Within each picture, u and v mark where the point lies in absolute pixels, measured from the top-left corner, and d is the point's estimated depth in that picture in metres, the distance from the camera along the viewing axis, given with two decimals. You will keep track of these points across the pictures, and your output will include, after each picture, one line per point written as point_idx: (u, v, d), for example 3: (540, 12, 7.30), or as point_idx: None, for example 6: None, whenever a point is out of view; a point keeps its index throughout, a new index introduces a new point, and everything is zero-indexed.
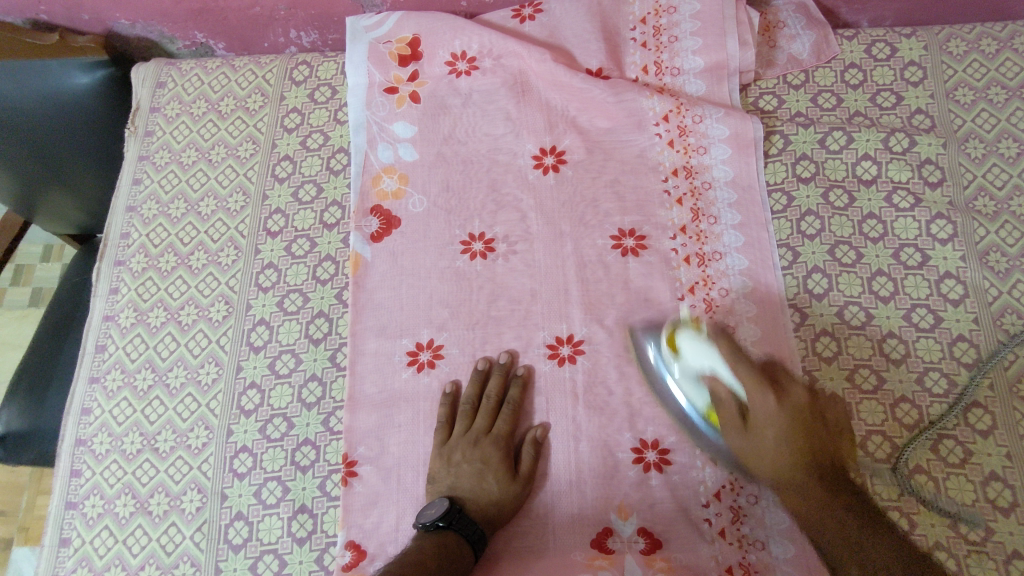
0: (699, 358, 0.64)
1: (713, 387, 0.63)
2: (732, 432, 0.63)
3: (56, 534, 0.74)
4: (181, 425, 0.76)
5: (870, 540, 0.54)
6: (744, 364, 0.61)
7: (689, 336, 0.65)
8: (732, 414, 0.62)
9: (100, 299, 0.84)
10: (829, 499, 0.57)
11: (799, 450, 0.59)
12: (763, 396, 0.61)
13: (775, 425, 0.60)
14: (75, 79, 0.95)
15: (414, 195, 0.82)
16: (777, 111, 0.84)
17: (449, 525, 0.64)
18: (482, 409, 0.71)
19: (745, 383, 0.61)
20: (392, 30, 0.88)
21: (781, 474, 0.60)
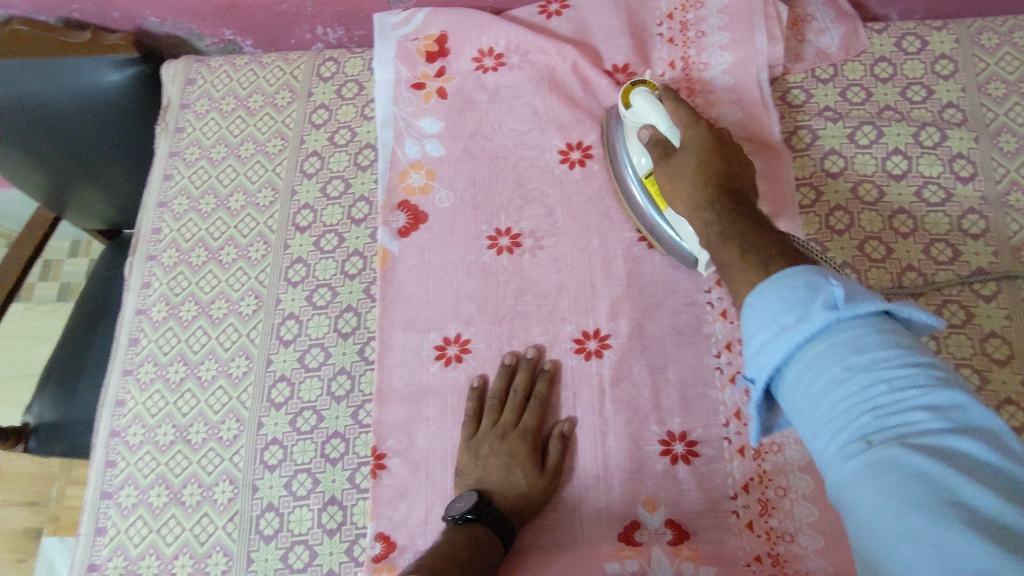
0: (644, 105, 0.70)
1: (655, 133, 0.70)
2: (662, 153, 0.69)
3: (92, 523, 0.75)
4: (212, 417, 0.77)
5: (755, 246, 0.55)
6: (682, 114, 0.69)
7: (642, 85, 0.71)
8: (666, 136, 0.69)
9: (133, 292, 0.85)
10: (731, 215, 0.59)
11: (713, 174, 0.64)
12: (692, 130, 0.68)
13: (694, 145, 0.66)
14: (105, 76, 0.96)
15: (441, 190, 0.83)
16: (806, 105, 0.83)
17: (479, 518, 0.64)
18: (510, 403, 0.72)
19: (680, 119, 0.69)
20: (419, 27, 0.88)
21: (693, 194, 0.64)
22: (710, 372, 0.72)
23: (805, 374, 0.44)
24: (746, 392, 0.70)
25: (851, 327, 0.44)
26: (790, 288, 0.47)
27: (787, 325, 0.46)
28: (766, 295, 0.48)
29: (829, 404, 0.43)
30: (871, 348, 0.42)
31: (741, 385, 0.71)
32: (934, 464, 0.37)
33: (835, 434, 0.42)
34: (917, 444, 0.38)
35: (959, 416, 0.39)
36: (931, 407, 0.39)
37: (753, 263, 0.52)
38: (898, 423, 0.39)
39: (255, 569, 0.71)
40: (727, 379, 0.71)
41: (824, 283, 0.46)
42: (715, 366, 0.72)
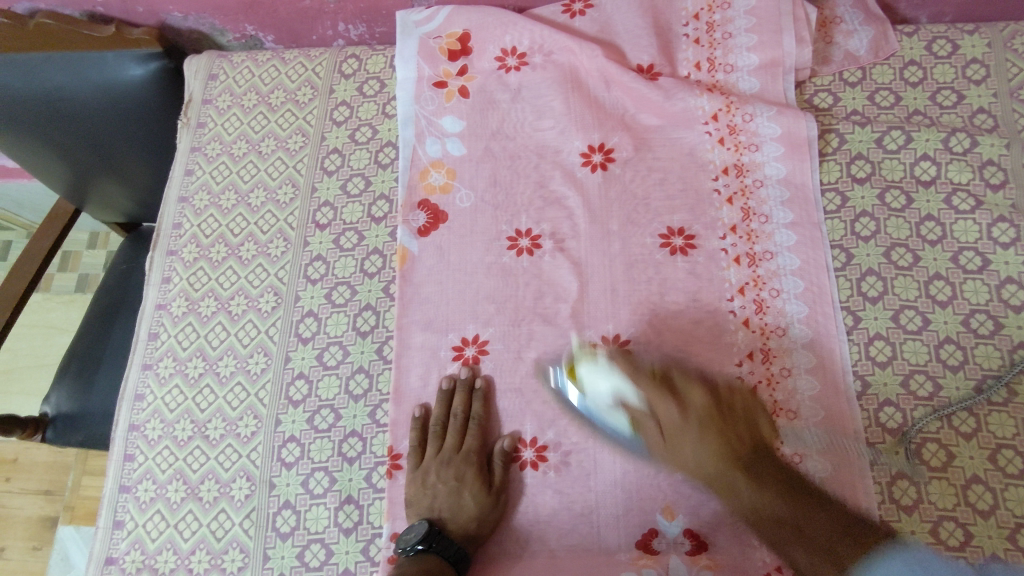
0: (604, 384, 0.67)
1: (628, 404, 0.66)
2: (659, 444, 0.65)
3: (110, 517, 0.76)
4: (230, 413, 0.78)
5: (813, 519, 0.57)
6: (643, 377, 0.66)
7: (589, 364, 0.69)
8: (651, 423, 0.65)
9: (153, 287, 0.86)
10: (758, 489, 0.59)
11: (718, 446, 0.62)
12: (668, 407, 0.64)
13: (690, 434, 0.63)
14: (130, 70, 0.97)
15: (461, 190, 0.82)
16: (832, 109, 0.82)
17: (430, 547, 0.65)
18: (451, 428, 0.72)
19: (651, 397, 0.65)
20: (442, 25, 0.87)
21: (708, 474, 0.62)
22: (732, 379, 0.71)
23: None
24: (768, 402, 0.70)
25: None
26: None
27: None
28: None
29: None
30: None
31: (763, 396, 0.70)
32: None
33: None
34: None
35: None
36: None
37: (817, 553, 0.55)
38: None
39: (271, 566, 0.71)
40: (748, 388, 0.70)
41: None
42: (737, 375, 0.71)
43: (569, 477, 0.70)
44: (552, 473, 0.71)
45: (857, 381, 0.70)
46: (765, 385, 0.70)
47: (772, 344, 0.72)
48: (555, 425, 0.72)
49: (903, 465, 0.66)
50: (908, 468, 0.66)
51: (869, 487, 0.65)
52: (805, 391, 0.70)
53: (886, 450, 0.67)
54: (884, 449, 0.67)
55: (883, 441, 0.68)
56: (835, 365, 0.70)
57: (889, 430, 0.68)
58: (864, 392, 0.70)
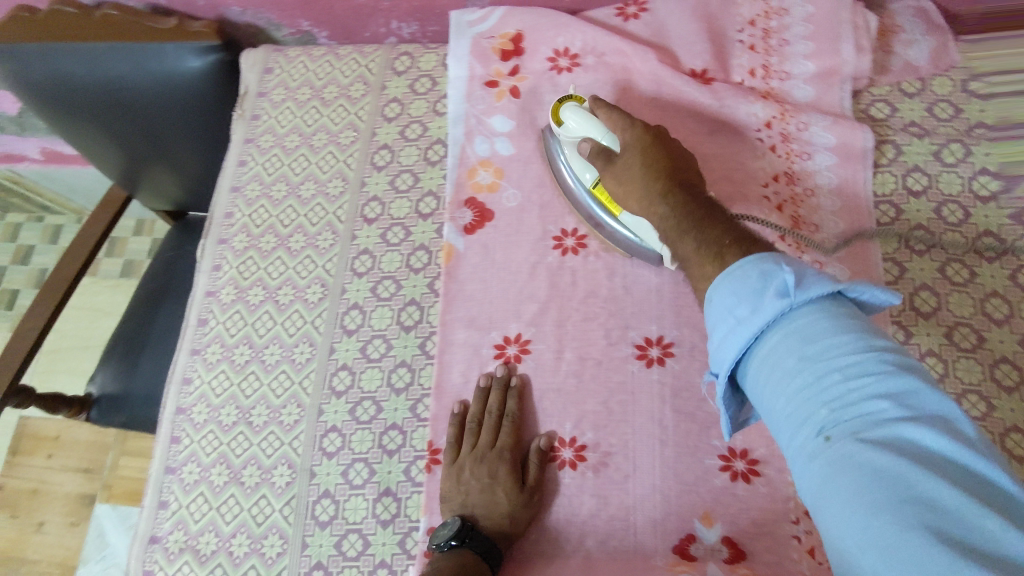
0: (577, 122, 0.74)
1: (594, 144, 0.72)
2: (608, 168, 0.70)
3: (155, 497, 0.78)
4: (274, 401, 0.79)
5: (712, 231, 0.56)
6: (614, 114, 0.72)
7: (570, 105, 0.75)
8: (609, 151, 0.70)
9: (204, 274, 0.88)
10: (680, 201, 0.61)
11: (656, 167, 0.65)
12: (628, 128, 0.70)
13: (634, 146, 0.68)
14: (188, 63, 0.98)
15: (508, 189, 0.83)
16: (889, 120, 0.80)
17: (463, 543, 0.65)
18: (486, 425, 0.72)
19: (616, 122, 0.71)
20: (496, 25, 0.88)
21: (641, 193, 0.65)
22: None
23: (782, 372, 0.44)
24: None
25: (803, 313, 0.45)
26: (742, 277, 0.48)
27: (740, 317, 0.47)
28: (722, 278, 0.49)
29: (792, 395, 0.43)
30: (825, 336, 0.43)
31: None
32: (894, 461, 0.37)
33: (799, 441, 0.42)
34: (872, 439, 0.38)
35: (915, 402, 0.39)
36: (900, 396, 0.40)
37: (710, 253, 0.53)
38: (867, 418, 0.39)
39: (309, 554, 0.72)
40: None
41: (775, 271, 0.47)
42: None
43: (607, 479, 0.70)
44: (590, 474, 0.70)
45: None
46: None
47: None
48: (595, 427, 0.72)
49: None
50: None
51: None
52: None
53: None
54: None
55: None
56: (858, 190, 0.76)
57: None
58: None
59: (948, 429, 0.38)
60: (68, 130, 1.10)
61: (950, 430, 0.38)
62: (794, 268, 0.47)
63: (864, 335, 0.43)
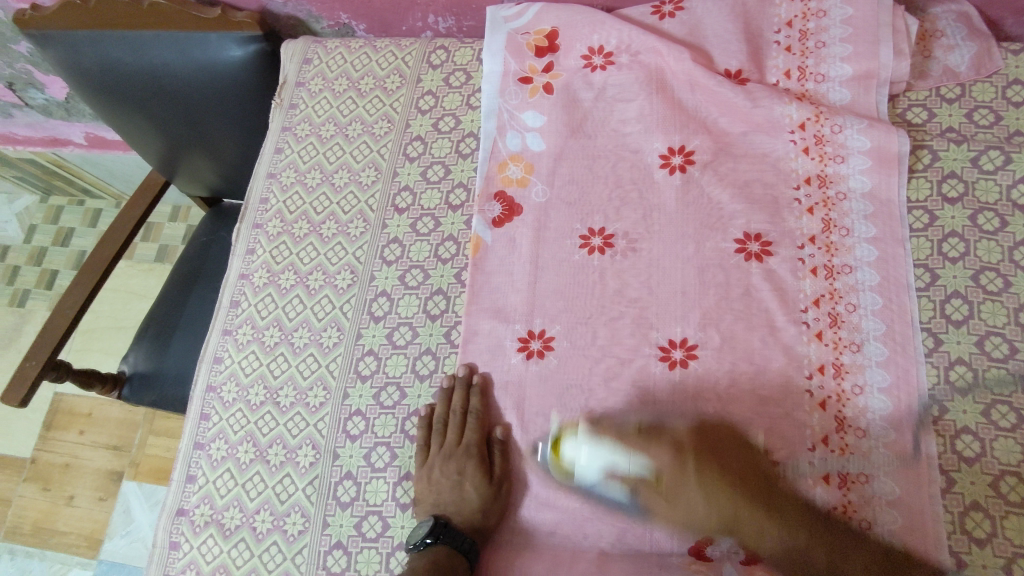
0: (587, 460, 0.68)
1: (625, 470, 0.67)
2: (665, 501, 0.66)
3: (183, 471, 0.80)
4: (301, 383, 0.81)
5: (852, 551, 0.63)
6: (629, 435, 0.69)
7: (573, 440, 0.70)
8: (647, 485, 0.66)
9: (238, 257, 0.90)
10: (780, 522, 0.64)
11: (735, 493, 0.65)
12: (663, 454, 0.67)
13: (694, 483, 0.65)
14: (231, 52, 1.01)
15: (537, 185, 0.84)
16: (926, 125, 0.79)
17: (438, 539, 0.68)
18: (452, 424, 0.74)
19: (640, 448, 0.68)
20: (531, 21, 0.89)
21: (731, 525, 0.65)
22: (801, 392, 0.70)
23: None
24: (836, 417, 0.69)
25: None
26: None
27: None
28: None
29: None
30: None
31: (832, 410, 0.69)
32: None
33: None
34: None
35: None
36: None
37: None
38: None
39: (330, 533, 0.74)
40: (817, 403, 0.70)
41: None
42: (805, 388, 0.70)
43: None
44: None
45: (934, 406, 0.68)
46: (834, 401, 0.69)
47: (845, 360, 0.70)
48: (616, 423, 0.72)
49: (978, 497, 0.65)
50: (982, 500, 0.65)
51: (937, 517, 0.64)
52: (877, 411, 0.68)
53: (961, 479, 0.65)
54: (959, 478, 0.65)
55: (957, 470, 0.66)
56: (894, 167, 0.75)
57: (965, 459, 0.66)
58: (941, 418, 0.68)
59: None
60: (115, 118, 1.14)
61: None
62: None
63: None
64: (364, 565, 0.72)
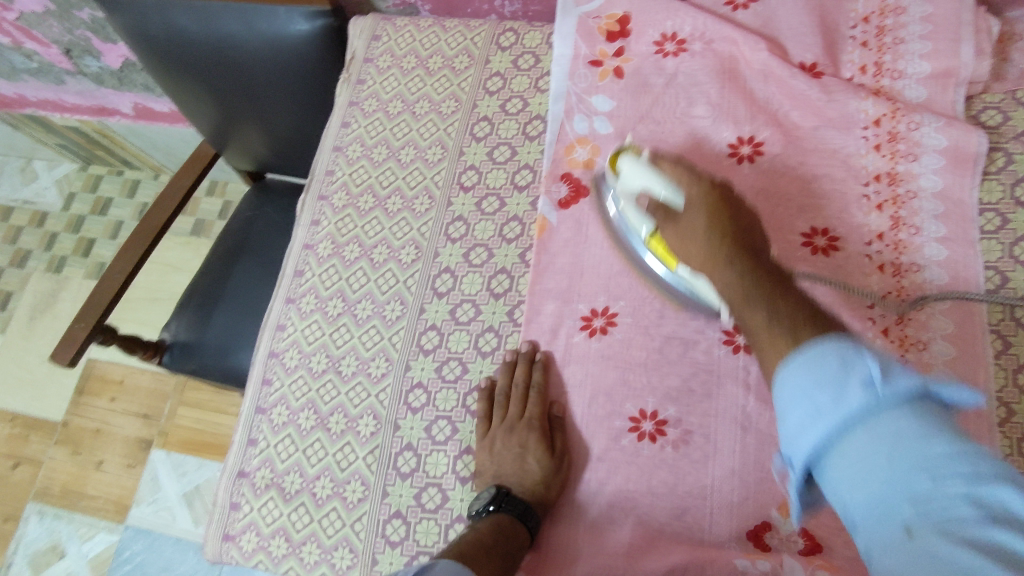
0: (635, 179, 0.73)
1: (654, 197, 0.71)
2: (672, 222, 0.69)
3: (245, 434, 0.82)
4: (364, 353, 0.82)
5: (782, 301, 0.53)
6: (676, 170, 0.70)
7: (630, 158, 0.74)
8: (668, 212, 0.69)
9: (303, 228, 0.92)
10: (742, 266, 0.58)
11: (718, 232, 0.63)
12: (692, 187, 0.68)
13: (701, 205, 0.65)
14: (298, 26, 1.00)
15: (604, 167, 0.84)
16: (1001, 127, 0.78)
17: (500, 507, 0.68)
18: (514, 397, 0.75)
19: (678, 178, 0.70)
20: (603, 6, 0.89)
21: (704, 257, 0.63)
22: None
23: (843, 461, 0.43)
24: None
25: (890, 410, 0.42)
26: (821, 359, 0.46)
27: (821, 405, 0.45)
28: (800, 362, 0.47)
29: (864, 488, 0.41)
30: (911, 434, 0.40)
31: None
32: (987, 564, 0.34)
33: (882, 543, 0.39)
34: (963, 538, 0.36)
35: (1001, 507, 0.36)
36: (979, 496, 0.37)
37: (777, 321, 0.51)
38: (952, 519, 0.37)
39: (389, 502, 0.75)
40: None
41: (858, 357, 0.44)
42: None
43: (688, 457, 0.69)
44: (669, 450, 0.70)
45: (1001, 407, 0.68)
46: None
47: (911, 358, 0.70)
48: (679, 404, 0.71)
49: None
50: None
51: None
52: None
53: None
54: None
55: None
56: (969, 169, 0.75)
57: None
58: (1009, 420, 0.67)
59: None
60: (174, 86, 1.15)
61: None
62: (875, 356, 0.44)
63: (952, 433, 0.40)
64: (423, 535, 0.73)
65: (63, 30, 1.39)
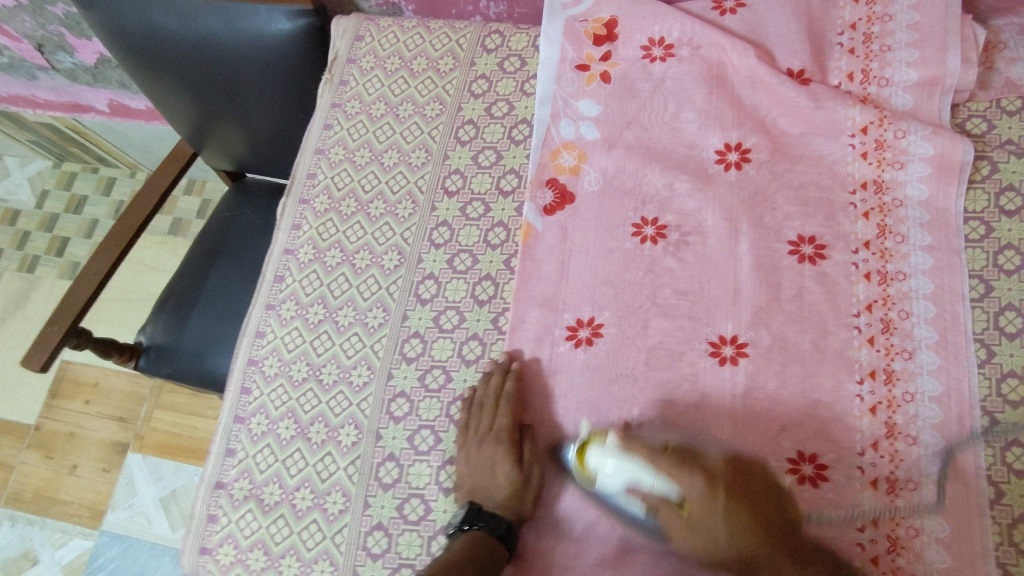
0: (614, 476, 0.63)
1: (648, 496, 0.62)
2: (683, 525, 0.61)
3: (223, 444, 0.80)
4: (345, 361, 0.81)
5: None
6: (659, 457, 0.62)
7: (600, 452, 0.64)
8: (673, 513, 0.61)
9: (283, 232, 0.90)
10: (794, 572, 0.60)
11: (755, 532, 0.60)
12: (695, 484, 0.60)
13: (719, 516, 0.60)
14: (279, 25, 0.97)
15: (590, 173, 0.83)
16: (986, 136, 0.78)
17: (473, 525, 0.68)
18: (486, 408, 0.73)
19: (671, 472, 0.61)
20: (590, 10, 0.88)
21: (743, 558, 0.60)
22: (851, 397, 0.69)
23: None
24: (886, 424, 0.68)
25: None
26: None
27: None
28: None
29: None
30: None
31: (882, 416, 0.68)
32: None
33: None
34: None
35: None
36: None
37: None
38: None
39: (371, 514, 0.73)
40: (867, 408, 0.69)
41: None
42: (856, 393, 0.69)
43: None
44: None
45: (985, 417, 0.68)
46: (885, 407, 0.68)
47: (897, 366, 0.70)
48: (664, 417, 0.71)
49: None
50: None
51: (986, 526, 0.63)
52: (927, 419, 0.67)
53: (1011, 491, 0.65)
54: (1009, 489, 0.65)
55: (1008, 482, 0.65)
56: (954, 177, 0.75)
57: (1015, 471, 0.65)
58: (992, 430, 0.67)
59: None
60: (152, 85, 1.12)
61: None
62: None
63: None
64: (405, 548, 0.72)
65: (36, 25, 1.35)
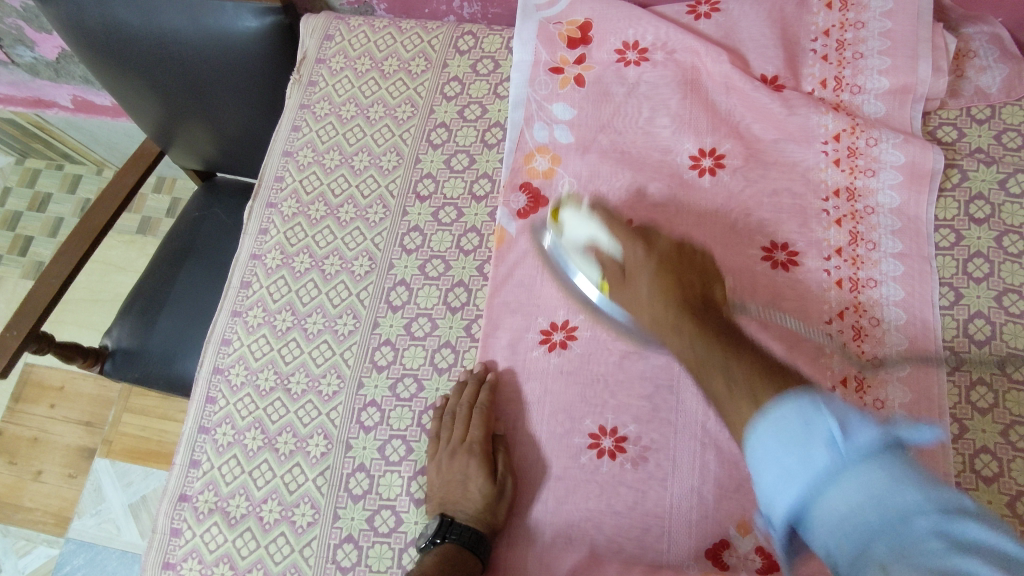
0: (580, 231, 0.70)
1: (599, 249, 0.68)
2: (620, 290, 0.66)
3: (187, 455, 0.78)
4: (314, 369, 0.79)
5: (733, 359, 0.52)
6: (617, 226, 0.68)
7: (572, 210, 0.71)
8: (615, 274, 0.66)
9: (250, 237, 0.88)
10: (695, 330, 0.56)
11: (671, 292, 0.61)
12: (636, 247, 0.66)
13: (647, 271, 0.63)
14: (246, 23, 0.95)
15: (564, 177, 0.82)
16: (956, 144, 0.79)
17: (445, 539, 0.67)
18: (458, 417, 0.72)
19: (621, 236, 0.67)
20: (564, 12, 0.87)
21: (656, 318, 0.61)
22: None
23: (828, 519, 0.42)
24: None
25: (852, 460, 0.42)
26: (784, 420, 0.45)
27: (791, 468, 0.44)
28: (765, 424, 0.46)
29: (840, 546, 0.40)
30: (887, 493, 0.40)
31: None
32: None
33: None
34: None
35: (969, 543, 0.37)
36: (952, 533, 0.37)
37: (735, 390, 0.50)
38: (926, 559, 0.36)
39: (340, 526, 0.72)
40: None
41: (817, 414, 0.44)
42: None
43: (647, 474, 0.68)
44: (629, 468, 0.69)
45: (954, 424, 0.68)
46: None
47: (868, 374, 0.69)
48: (638, 421, 0.70)
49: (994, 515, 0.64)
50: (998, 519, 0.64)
51: None
52: None
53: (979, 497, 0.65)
54: (976, 496, 0.65)
55: (975, 488, 0.65)
56: (926, 185, 0.75)
57: (982, 478, 0.66)
58: (960, 436, 0.67)
59: (1003, 532, 0.37)
60: (116, 84, 1.08)
61: (995, 560, 0.36)
62: (835, 411, 0.44)
63: (917, 480, 0.40)
64: (376, 560, 0.70)
65: None
